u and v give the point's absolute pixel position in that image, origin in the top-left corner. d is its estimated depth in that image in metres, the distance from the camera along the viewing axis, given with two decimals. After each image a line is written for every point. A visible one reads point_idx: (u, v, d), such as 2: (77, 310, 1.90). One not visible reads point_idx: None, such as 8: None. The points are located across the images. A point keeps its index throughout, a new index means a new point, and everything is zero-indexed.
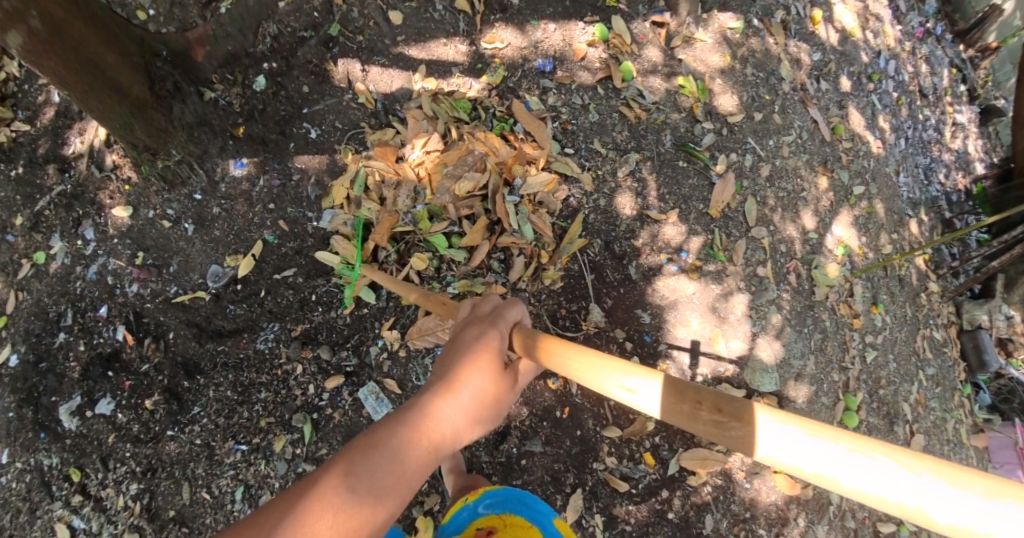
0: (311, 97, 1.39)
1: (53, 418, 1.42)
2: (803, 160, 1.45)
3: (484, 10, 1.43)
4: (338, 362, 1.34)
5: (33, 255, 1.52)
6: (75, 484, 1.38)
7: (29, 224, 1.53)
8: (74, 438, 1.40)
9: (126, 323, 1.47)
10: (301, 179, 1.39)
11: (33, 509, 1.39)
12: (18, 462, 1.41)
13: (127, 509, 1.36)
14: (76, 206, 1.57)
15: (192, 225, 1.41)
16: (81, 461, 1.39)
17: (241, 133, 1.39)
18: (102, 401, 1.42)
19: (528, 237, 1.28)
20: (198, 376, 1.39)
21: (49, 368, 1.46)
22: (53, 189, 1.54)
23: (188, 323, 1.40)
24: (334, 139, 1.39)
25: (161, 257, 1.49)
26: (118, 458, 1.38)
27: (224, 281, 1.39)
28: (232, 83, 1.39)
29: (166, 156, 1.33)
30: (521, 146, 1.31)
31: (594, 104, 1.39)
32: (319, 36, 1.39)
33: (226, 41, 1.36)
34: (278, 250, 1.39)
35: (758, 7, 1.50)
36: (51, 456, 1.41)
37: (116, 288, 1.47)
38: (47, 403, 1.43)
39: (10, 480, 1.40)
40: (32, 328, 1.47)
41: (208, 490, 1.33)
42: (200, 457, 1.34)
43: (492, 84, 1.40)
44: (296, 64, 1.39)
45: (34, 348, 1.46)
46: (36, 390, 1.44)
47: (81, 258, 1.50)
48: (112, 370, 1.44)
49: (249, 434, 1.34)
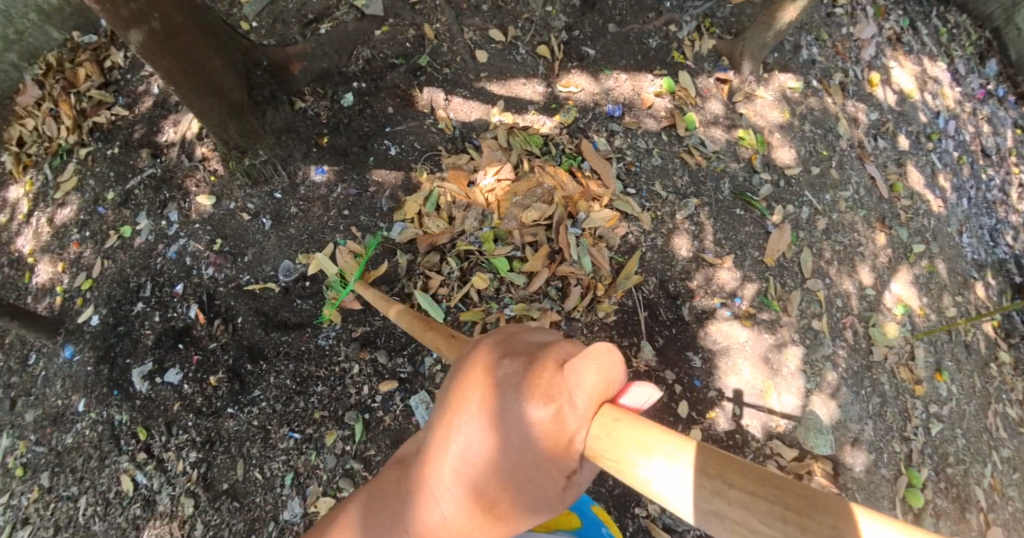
0: (394, 117, 1.51)
1: (126, 379, 1.59)
2: (859, 216, 1.50)
3: (562, 58, 1.55)
4: (393, 368, 1.41)
5: (120, 229, 1.82)
6: (140, 443, 1.51)
7: (118, 200, 1.85)
8: (142, 400, 1.55)
9: (198, 302, 1.63)
10: (377, 191, 1.49)
11: (103, 458, 1.53)
12: (92, 413, 1.59)
13: (185, 477, 1.46)
14: (163, 190, 1.79)
15: (269, 221, 1.54)
16: (147, 422, 1.53)
17: (324, 143, 1.51)
18: (170, 370, 1.56)
19: (587, 268, 1.33)
20: (261, 361, 1.50)
21: (125, 331, 1.68)
22: (142, 172, 1.84)
23: (256, 310, 1.52)
24: (412, 158, 1.49)
25: (237, 247, 1.65)
26: (181, 425, 1.50)
27: (295, 276, 1.51)
28: (321, 97, 1.52)
29: (252, 155, 1.45)
30: (587, 183, 1.39)
31: (658, 149, 1.46)
32: (408, 64, 1.53)
33: (322, 59, 1.51)
34: (347, 255, 1.49)
35: (817, 69, 1.62)
36: (121, 412, 1.56)
37: (194, 269, 1.65)
38: (122, 364, 1.61)
39: (84, 427, 1.58)
40: (114, 294, 1.75)
41: (261, 470, 1.43)
42: (256, 438, 1.44)
43: (563, 123, 1.48)
44: (384, 87, 1.52)
45: (114, 312, 1.69)
46: (112, 350, 1.63)
47: (162, 238, 1.74)
48: (182, 343, 1.58)
49: (303, 423, 1.43)
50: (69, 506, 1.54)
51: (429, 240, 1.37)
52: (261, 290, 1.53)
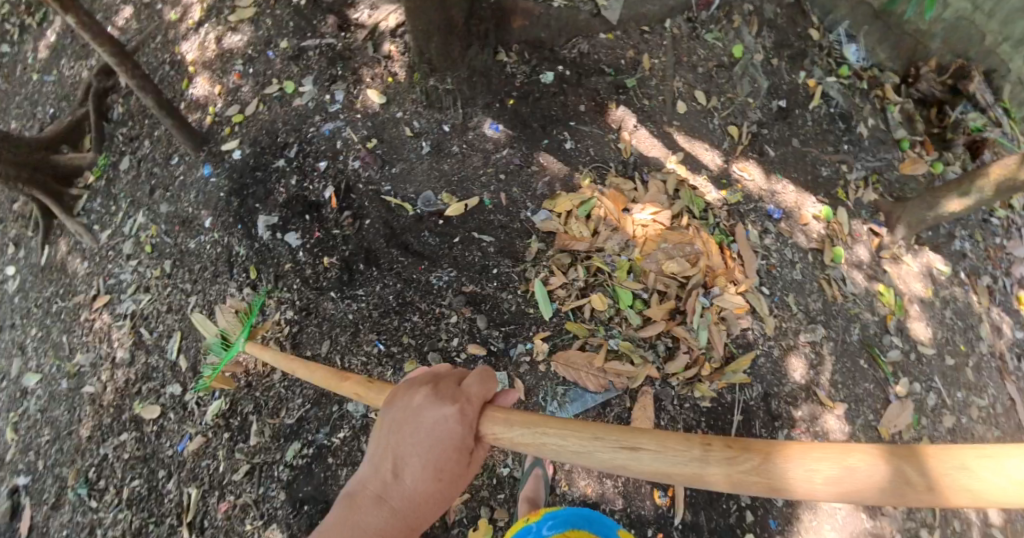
0: (581, 116, 1.63)
1: (252, 221, 1.81)
2: (993, 432, 1.41)
3: (746, 145, 1.60)
4: (485, 336, 1.46)
5: (284, 82, 1.92)
6: (248, 279, 1.73)
7: (292, 53, 1.94)
8: (261, 245, 1.76)
9: (334, 187, 1.76)
10: (537, 172, 1.60)
11: (215, 275, 1.77)
12: (216, 233, 1.83)
13: (279, 326, 1.64)
14: (335, 65, 1.87)
15: (429, 147, 1.70)
16: (261, 265, 1.74)
17: (509, 103, 1.66)
18: (292, 233, 1.75)
19: (701, 342, 1.37)
20: (374, 266, 1.63)
21: (262, 178, 1.86)
22: (323, 39, 1.91)
23: (387, 222, 1.65)
24: (582, 159, 1.58)
25: (389, 155, 1.73)
26: (286, 284, 1.68)
27: (433, 210, 1.63)
28: (524, 61, 1.68)
29: (444, 79, 1.65)
30: (732, 265, 1.43)
31: (802, 265, 1.48)
32: (616, 78, 1.66)
33: (543, 29, 1.67)
34: (486, 214, 1.60)
35: (967, 263, 1.58)
36: (241, 247, 1.78)
37: (342, 156, 1.77)
38: (252, 207, 1.83)
39: (206, 242, 1.82)
40: (260, 139, 1.90)
41: (339, 358, 1.57)
42: (346, 330, 1.58)
43: (728, 200, 1.52)
44: (583, 84, 1.65)
45: (257, 157, 1.87)
46: (247, 190, 1.84)
47: (320, 111, 1.85)
48: (310, 215, 1.74)
49: (388, 339, 1.54)
50: (182, 296, 1.76)
51: (569, 241, 1.47)
52: (398, 207, 1.67)
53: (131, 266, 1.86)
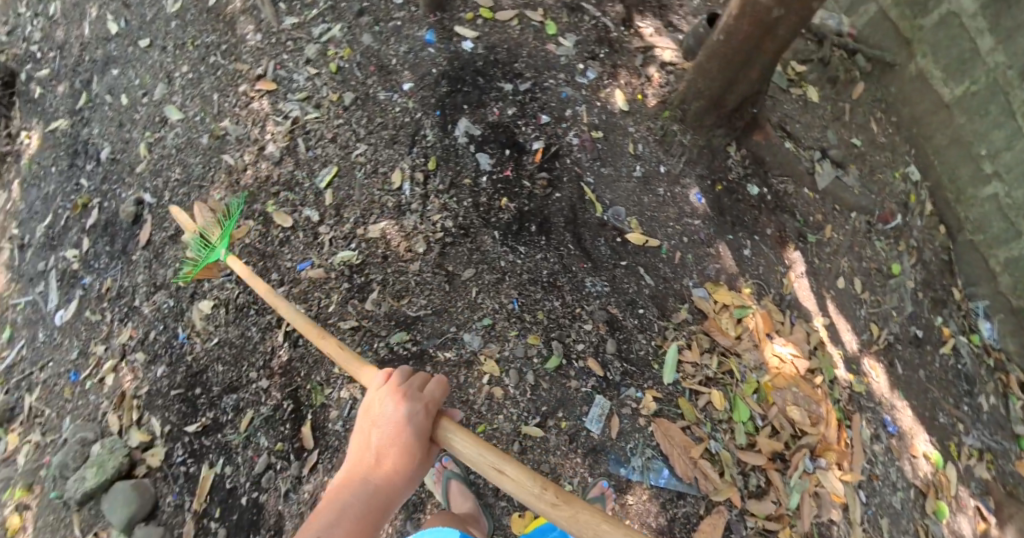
0: (766, 235, 1.80)
1: (454, 118, 1.83)
2: None
3: (879, 348, 1.78)
4: (607, 360, 1.60)
5: (551, 23, 2.00)
6: (425, 166, 1.77)
7: (569, 7, 2.05)
8: (451, 146, 1.80)
9: (542, 144, 1.84)
10: (714, 257, 1.75)
11: (393, 140, 1.79)
12: (411, 104, 1.83)
13: (436, 228, 1.70)
14: (599, 47, 2.01)
15: (640, 173, 1.85)
16: (442, 162, 1.78)
17: (718, 186, 1.84)
18: (484, 155, 1.79)
19: (789, 497, 1.50)
20: (543, 235, 1.72)
21: (480, 87, 1.88)
22: (600, 18, 2.06)
23: (573, 208, 1.76)
24: (754, 272, 1.75)
25: (602, 154, 1.86)
26: (458, 196, 1.74)
27: (617, 225, 1.76)
28: (747, 166, 1.88)
29: (682, 130, 1.89)
30: (841, 444, 1.58)
31: (902, 494, 1.59)
32: (804, 229, 1.84)
33: (775, 154, 1.89)
34: (657, 259, 1.73)
35: None
36: (429, 132, 1.81)
37: (563, 124, 1.86)
38: (459, 106, 1.85)
39: (400, 102, 1.84)
40: (498, 52, 1.93)
41: (474, 292, 1.64)
42: (492, 274, 1.66)
43: (853, 386, 1.69)
44: (782, 214, 1.84)
45: (488, 66, 1.91)
46: (465, 88, 1.87)
47: (565, 69, 1.94)
48: (510, 152, 1.81)
49: (525, 305, 1.64)
50: (349, 132, 1.80)
51: (716, 332, 1.64)
52: (590, 202, 1.78)
53: (308, 71, 1.88)
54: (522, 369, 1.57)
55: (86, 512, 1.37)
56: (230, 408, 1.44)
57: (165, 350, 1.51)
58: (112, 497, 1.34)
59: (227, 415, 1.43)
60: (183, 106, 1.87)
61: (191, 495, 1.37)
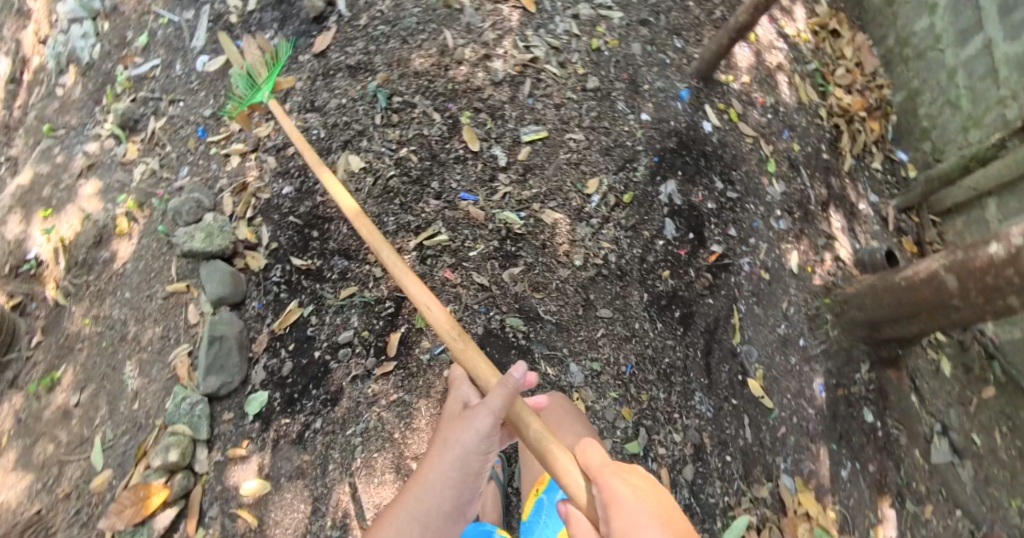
0: (868, 469, 1.81)
1: (663, 178, 2.07)
2: None
3: None
4: (677, 468, 1.76)
5: (770, 161, 2.22)
6: (619, 202, 2.02)
7: (793, 157, 2.30)
8: (647, 201, 2.04)
9: (720, 250, 2.00)
10: (812, 457, 1.80)
11: (606, 152, 2.09)
12: (638, 142, 2.11)
13: (599, 253, 1.96)
14: (806, 205, 2.17)
15: (785, 334, 1.93)
16: (637, 210, 2.01)
17: (841, 392, 1.86)
18: (669, 226, 2.00)
19: None
20: (681, 329, 1.89)
21: (698, 166, 2.13)
22: (816, 177, 2.30)
23: (713, 322, 1.89)
24: (846, 495, 1.78)
25: (760, 296, 1.96)
26: (632, 248, 1.96)
27: (741, 369, 1.85)
28: (873, 395, 1.87)
29: (833, 325, 1.92)
30: None
31: None
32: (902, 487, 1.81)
33: (906, 402, 1.87)
34: (766, 426, 1.82)
35: None
36: (637, 174, 2.07)
37: (738, 243, 2.02)
38: (670, 169, 2.09)
39: (629, 128, 2.13)
40: (722, 156, 2.17)
41: (602, 329, 1.89)
42: (622, 327, 1.89)
43: None
44: (885, 458, 1.83)
45: (710, 158, 2.16)
46: (685, 160, 2.12)
47: (762, 200, 2.16)
48: (692, 236, 2.00)
49: (636, 370, 1.85)
50: (573, 109, 2.13)
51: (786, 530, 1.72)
52: (733, 328, 1.90)
53: (566, 24, 2.23)
54: (608, 425, 1.80)
55: (197, 277, 1.98)
56: (341, 271, 2.00)
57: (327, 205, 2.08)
58: (220, 270, 1.94)
59: (338, 276, 2.00)
60: None
61: (277, 316, 1.96)
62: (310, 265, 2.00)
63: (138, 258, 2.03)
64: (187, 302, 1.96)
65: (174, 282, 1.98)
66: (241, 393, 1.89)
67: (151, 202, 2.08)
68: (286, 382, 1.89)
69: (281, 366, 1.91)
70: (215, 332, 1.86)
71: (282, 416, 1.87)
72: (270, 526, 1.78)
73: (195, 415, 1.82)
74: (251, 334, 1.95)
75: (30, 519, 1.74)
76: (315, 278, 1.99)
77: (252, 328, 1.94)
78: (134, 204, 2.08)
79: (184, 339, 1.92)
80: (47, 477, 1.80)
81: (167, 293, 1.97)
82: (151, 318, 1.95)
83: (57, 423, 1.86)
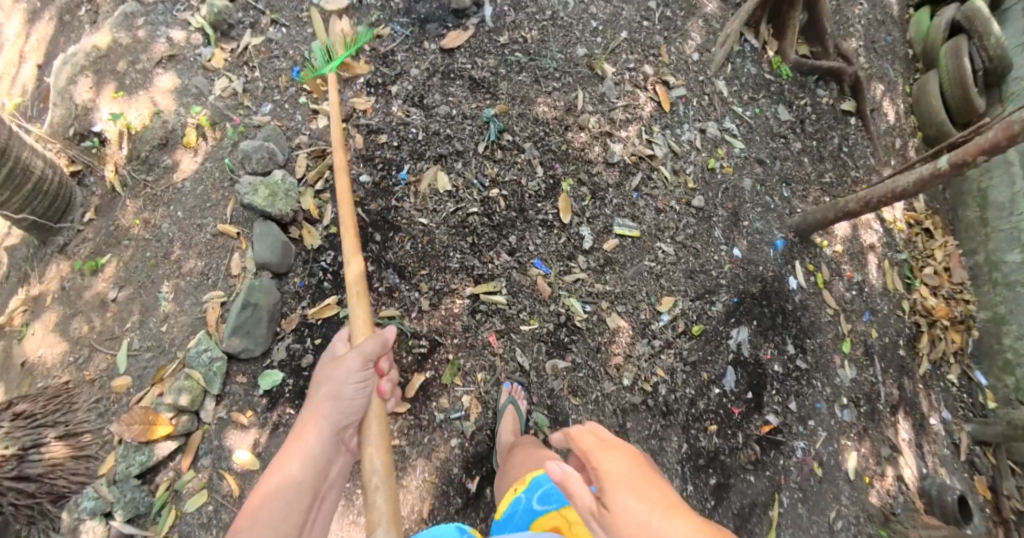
0: None
1: (729, 329, 2.33)
2: None
3: None
4: None
5: (846, 348, 2.46)
6: (687, 336, 2.29)
7: (869, 351, 2.50)
8: (710, 346, 2.29)
9: (775, 424, 2.27)
10: None
11: (690, 274, 2.38)
12: (723, 283, 2.40)
13: (652, 378, 2.22)
14: (873, 421, 2.40)
15: None
16: (704, 359, 2.27)
17: None
18: (727, 378, 2.27)
19: None
20: (719, 494, 2.16)
21: (773, 324, 2.38)
22: (883, 373, 2.49)
23: (750, 502, 2.17)
24: None
25: (800, 492, 2.23)
26: (689, 395, 2.22)
27: None
28: None
29: None
30: None
31: None
32: None
33: None
34: None
35: None
36: (711, 310, 2.35)
37: (785, 421, 2.27)
38: (743, 322, 2.35)
39: (715, 264, 2.43)
40: (792, 325, 2.40)
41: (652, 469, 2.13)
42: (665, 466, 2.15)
43: None
44: None
45: (784, 321, 2.40)
46: (766, 324, 2.38)
47: (829, 387, 2.37)
48: (752, 398, 2.26)
49: None
50: (673, 219, 2.47)
51: None
52: (770, 522, 2.16)
53: (692, 135, 2.66)
54: None
55: (249, 230, 2.36)
56: (388, 288, 2.25)
57: (401, 217, 2.35)
58: (275, 237, 2.32)
59: (387, 293, 2.25)
60: (619, 50, 2.75)
61: (315, 303, 2.35)
62: (364, 269, 2.28)
63: (195, 178, 2.41)
64: (235, 254, 2.34)
65: (222, 223, 2.37)
66: (259, 362, 2.26)
67: (225, 137, 2.47)
68: (301, 372, 2.26)
69: (303, 355, 2.29)
70: (252, 298, 2.22)
71: (288, 403, 2.23)
72: (248, 501, 2.11)
73: (212, 369, 2.18)
74: (283, 308, 2.33)
75: (50, 394, 2.05)
76: (365, 286, 2.26)
77: (292, 305, 2.34)
78: (207, 121, 2.47)
79: (228, 289, 2.30)
80: (78, 353, 2.20)
81: (214, 232, 2.35)
82: (206, 261, 2.33)
83: (93, 307, 2.26)
